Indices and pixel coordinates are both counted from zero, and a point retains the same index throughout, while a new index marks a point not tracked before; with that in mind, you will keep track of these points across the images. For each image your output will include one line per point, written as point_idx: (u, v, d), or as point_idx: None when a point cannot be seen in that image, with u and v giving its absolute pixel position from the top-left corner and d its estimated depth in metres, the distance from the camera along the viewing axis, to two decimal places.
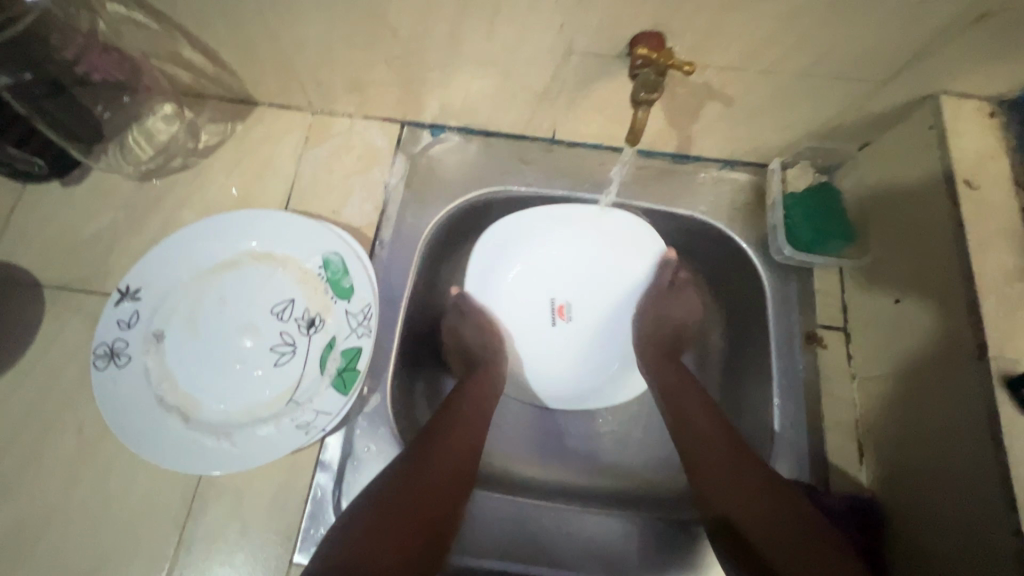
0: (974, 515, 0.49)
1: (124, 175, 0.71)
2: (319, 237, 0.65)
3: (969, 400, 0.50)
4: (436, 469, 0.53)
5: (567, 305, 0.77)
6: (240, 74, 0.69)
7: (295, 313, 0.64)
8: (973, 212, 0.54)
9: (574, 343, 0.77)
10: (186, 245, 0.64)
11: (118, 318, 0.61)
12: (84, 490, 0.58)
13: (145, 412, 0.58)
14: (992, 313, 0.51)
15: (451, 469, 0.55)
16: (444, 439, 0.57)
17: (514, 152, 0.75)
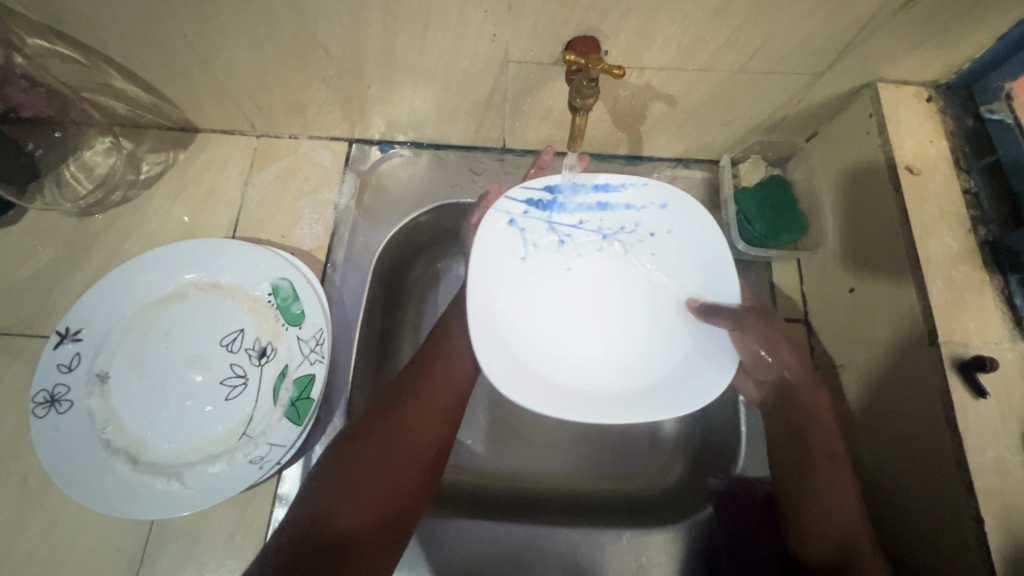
0: (938, 499, 0.48)
1: (64, 212, 0.69)
2: (268, 264, 0.63)
3: (925, 388, 0.49)
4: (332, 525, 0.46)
5: (523, 298, 0.56)
6: (177, 101, 0.67)
7: (245, 343, 0.62)
8: (916, 198, 0.54)
9: (515, 301, 0.55)
10: (131, 280, 0.62)
11: (59, 362, 0.58)
12: (31, 543, 0.55)
13: (90, 458, 0.55)
14: (941, 297, 0.50)
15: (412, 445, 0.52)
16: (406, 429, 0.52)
17: (466, 164, 0.74)
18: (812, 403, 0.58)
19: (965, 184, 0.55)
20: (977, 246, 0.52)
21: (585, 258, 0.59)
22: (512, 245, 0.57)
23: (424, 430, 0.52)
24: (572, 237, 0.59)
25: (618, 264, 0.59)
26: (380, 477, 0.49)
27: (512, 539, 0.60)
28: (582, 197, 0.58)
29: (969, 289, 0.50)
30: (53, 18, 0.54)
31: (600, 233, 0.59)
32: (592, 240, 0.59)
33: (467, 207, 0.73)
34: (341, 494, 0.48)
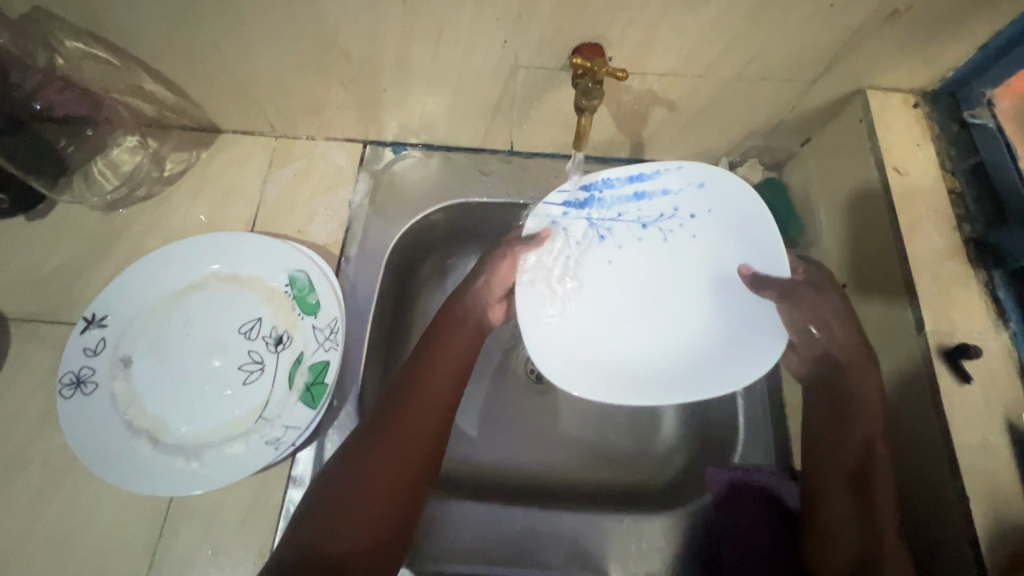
0: (926, 486, 0.50)
1: (89, 205, 0.72)
2: (286, 256, 0.67)
3: (913, 377, 0.51)
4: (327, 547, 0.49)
5: (575, 288, 0.64)
6: (202, 103, 0.71)
7: (263, 331, 0.64)
8: (904, 197, 0.57)
9: (570, 295, 0.64)
10: (155, 270, 0.66)
11: (84, 346, 0.61)
12: (50, 521, 0.57)
13: (113, 437, 0.58)
14: (929, 289, 0.53)
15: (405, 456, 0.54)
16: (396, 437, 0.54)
17: (475, 165, 0.77)
18: (863, 385, 0.55)
19: (950, 184, 0.58)
20: (962, 242, 0.55)
21: (627, 248, 0.65)
22: (563, 241, 0.65)
23: (420, 435, 0.55)
24: (614, 229, 0.65)
25: (660, 247, 0.65)
26: (376, 489, 0.51)
27: (513, 524, 0.61)
28: (622, 189, 0.63)
29: (955, 282, 0.53)
30: (92, 22, 0.57)
31: (643, 221, 0.65)
32: (633, 227, 0.65)
33: (475, 205, 0.76)
34: (338, 512, 0.50)
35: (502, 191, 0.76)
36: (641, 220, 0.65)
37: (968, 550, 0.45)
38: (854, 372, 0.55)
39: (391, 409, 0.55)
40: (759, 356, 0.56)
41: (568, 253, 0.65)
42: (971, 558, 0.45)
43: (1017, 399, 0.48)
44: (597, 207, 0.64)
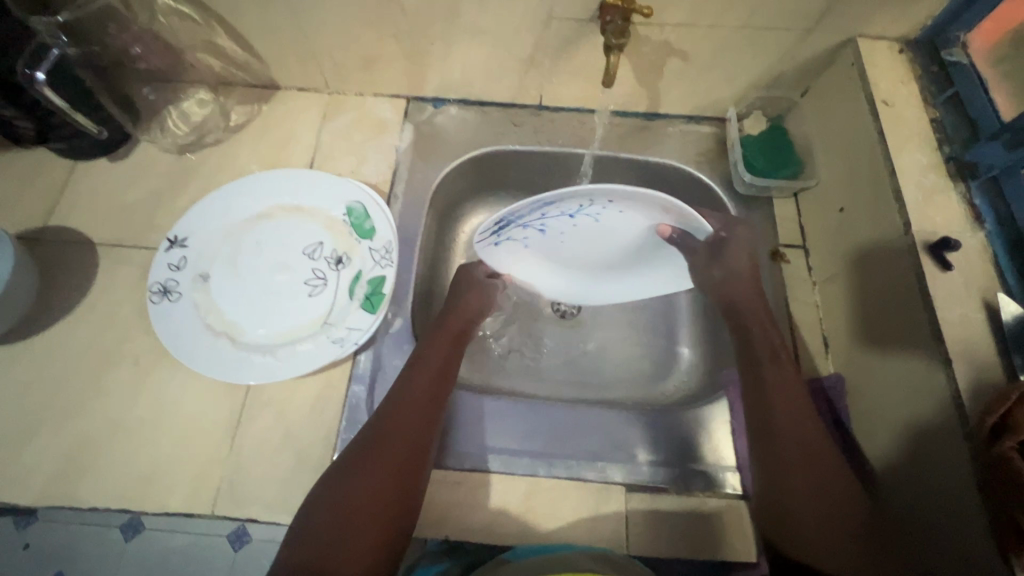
0: (913, 358, 0.57)
1: (163, 149, 0.80)
2: (344, 189, 0.75)
3: (902, 271, 0.59)
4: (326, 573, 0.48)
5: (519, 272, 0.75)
6: (267, 59, 0.80)
7: (324, 253, 0.72)
8: (891, 125, 0.65)
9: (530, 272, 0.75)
10: (228, 201, 0.74)
11: (169, 262, 0.69)
12: (142, 410, 0.64)
13: (197, 337, 0.65)
14: (914, 197, 0.61)
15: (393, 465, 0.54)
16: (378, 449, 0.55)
17: (507, 118, 0.86)
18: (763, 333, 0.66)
19: (932, 114, 0.66)
20: (944, 160, 0.63)
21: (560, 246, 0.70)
22: (515, 244, 0.68)
23: (396, 459, 0.54)
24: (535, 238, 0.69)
25: (596, 224, 0.64)
26: (355, 509, 0.51)
27: (554, 417, 0.67)
28: (534, 211, 0.59)
29: (937, 191, 0.61)
30: None
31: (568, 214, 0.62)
32: (563, 219, 0.63)
33: (508, 153, 0.84)
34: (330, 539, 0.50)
35: (533, 139, 0.84)
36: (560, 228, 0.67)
37: (948, 395, 0.52)
38: (750, 312, 0.68)
39: (373, 434, 0.56)
40: (656, 282, 0.73)
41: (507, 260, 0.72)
42: (953, 405, 0.52)
43: (991, 283, 0.56)
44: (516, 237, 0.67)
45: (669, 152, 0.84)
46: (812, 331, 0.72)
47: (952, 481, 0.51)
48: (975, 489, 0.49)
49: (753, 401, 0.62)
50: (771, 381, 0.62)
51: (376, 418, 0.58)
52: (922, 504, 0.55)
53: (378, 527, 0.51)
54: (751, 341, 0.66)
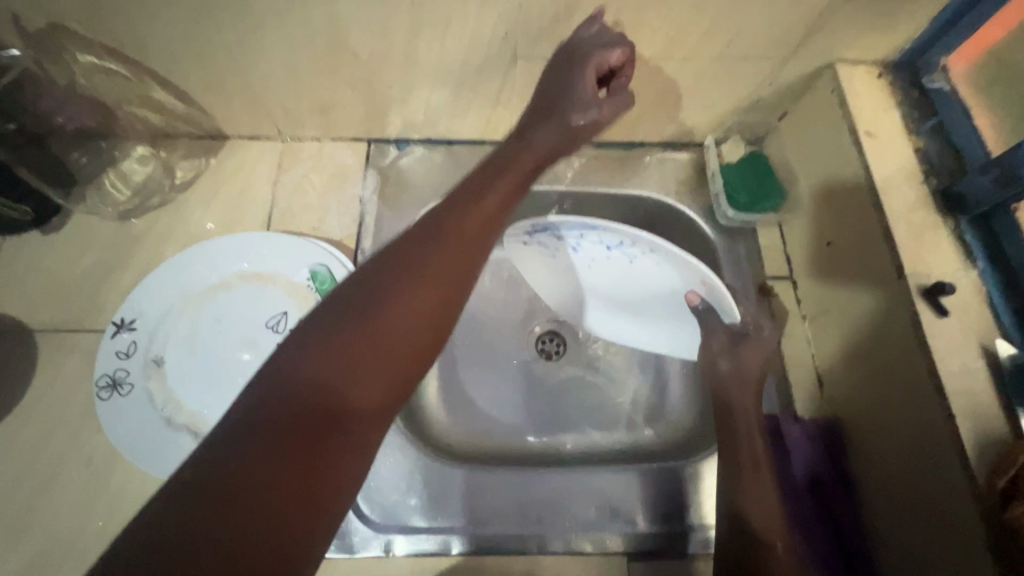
0: (912, 408, 0.55)
1: (104, 216, 0.74)
2: (306, 252, 0.69)
3: (897, 315, 0.57)
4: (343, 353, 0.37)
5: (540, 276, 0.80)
6: (211, 110, 0.73)
7: (289, 324, 0.67)
8: (876, 157, 0.63)
9: (548, 283, 0.80)
10: (179, 273, 0.68)
11: (116, 350, 0.63)
12: (101, 517, 0.59)
13: (154, 433, 0.60)
14: (905, 236, 0.59)
15: (386, 355, 0.39)
16: (364, 318, 0.39)
17: (477, 156, 0.81)
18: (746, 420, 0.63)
19: (917, 143, 0.64)
20: (931, 193, 0.61)
21: (593, 257, 0.74)
22: (541, 251, 0.76)
23: (404, 348, 0.40)
24: (580, 246, 0.73)
25: (626, 265, 0.74)
26: (395, 348, 0.39)
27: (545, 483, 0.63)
28: (575, 229, 0.71)
29: (926, 229, 0.59)
30: (108, 37, 0.60)
31: (579, 248, 0.74)
32: (595, 251, 0.74)
33: None
34: (342, 355, 0.37)
35: None
36: (599, 251, 0.73)
37: (953, 453, 0.50)
38: (742, 405, 0.64)
39: (377, 293, 0.41)
40: (669, 327, 0.76)
41: (534, 250, 0.76)
42: (959, 463, 0.50)
43: (987, 326, 0.54)
44: (567, 241, 0.73)
45: (647, 184, 0.81)
46: (805, 369, 0.70)
47: (959, 540, 0.50)
48: (983, 550, 0.48)
49: (730, 503, 0.60)
50: (753, 496, 0.59)
51: (423, 254, 0.43)
52: (926, 553, 0.54)
53: (396, 378, 0.39)
54: (733, 446, 0.62)
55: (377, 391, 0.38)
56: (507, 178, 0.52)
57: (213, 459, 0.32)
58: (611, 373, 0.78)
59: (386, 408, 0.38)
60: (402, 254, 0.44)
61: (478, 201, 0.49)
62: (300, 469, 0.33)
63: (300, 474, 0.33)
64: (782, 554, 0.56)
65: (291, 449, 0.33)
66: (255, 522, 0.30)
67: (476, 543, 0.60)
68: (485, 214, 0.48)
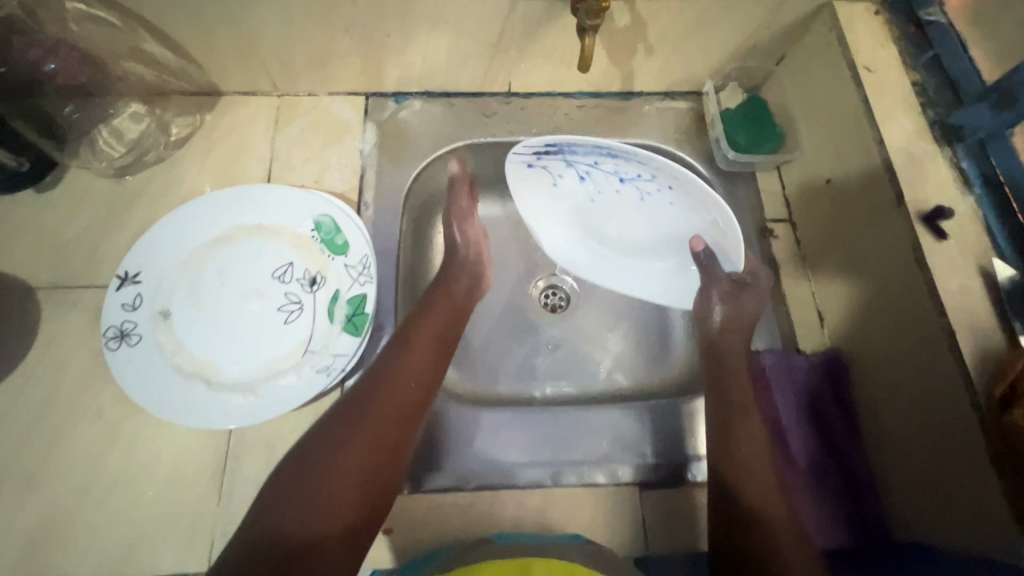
0: (915, 331, 0.57)
1: (98, 174, 0.72)
2: (310, 203, 0.69)
3: (898, 243, 0.59)
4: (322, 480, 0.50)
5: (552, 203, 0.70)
6: (205, 64, 0.72)
7: (296, 274, 0.67)
8: (875, 92, 0.63)
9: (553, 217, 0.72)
10: (181, 226, 0.67)
11: (122, 302, 0.62)
12: (113, 468, 0.58)
13: (166, 382, 0.60)
14: (905, 166, 0.60)
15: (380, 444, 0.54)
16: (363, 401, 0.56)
17: (476, 108, 0.81)
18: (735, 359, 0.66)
19: (914, 77, 0.64)
20: (928, 125, 0.62)
21: (609, 191, 0.65)
22: (546, 176, 0.66)
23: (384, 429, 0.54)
24: (591, 175, 0.64)
25: (637, 202, 0.65)
26: (387, 424, 0.55)
27: (551, 421, 0.65)
28: (590, 156, 0.60)
29: (925, 158, 0.60)
30: None
31: (587, 178, 0.65)
32: (603, 180, 0.64)
33: (481, 145, 0.79)
34: (341, 455, 0.52)
35: (505, 130, 0.80)
36: (617, 177, 0.62)
37: (955, 368, 0.52)
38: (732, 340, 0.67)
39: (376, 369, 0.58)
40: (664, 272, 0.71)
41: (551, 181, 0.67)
42: (961, 378, 0.51)
43: (984, 248, 0.56)
44: (590, 167, 0.63)
45: (647, 133, 0.81)
46: (806, 306, 0.72)
47: (960, 452, 0.52)
48: (984, 459, 0.50)
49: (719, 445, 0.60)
50: (743, 432, 0.60)
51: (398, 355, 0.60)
52: (926, 473, 0.56)
53: (371, 458, 0.53)
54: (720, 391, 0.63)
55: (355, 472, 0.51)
56: (453, 292, 0.68)
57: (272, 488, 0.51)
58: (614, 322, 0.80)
59: (368, 495, 0.51)
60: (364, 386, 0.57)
61: (436, 311, 0.65)
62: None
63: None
64: (771, 490, 0.57)
65: (301, 502, 0.49)
66: (297, 528, 0.48)
67: (488, 483, 0.61)
68: (431, 335, 0.62)
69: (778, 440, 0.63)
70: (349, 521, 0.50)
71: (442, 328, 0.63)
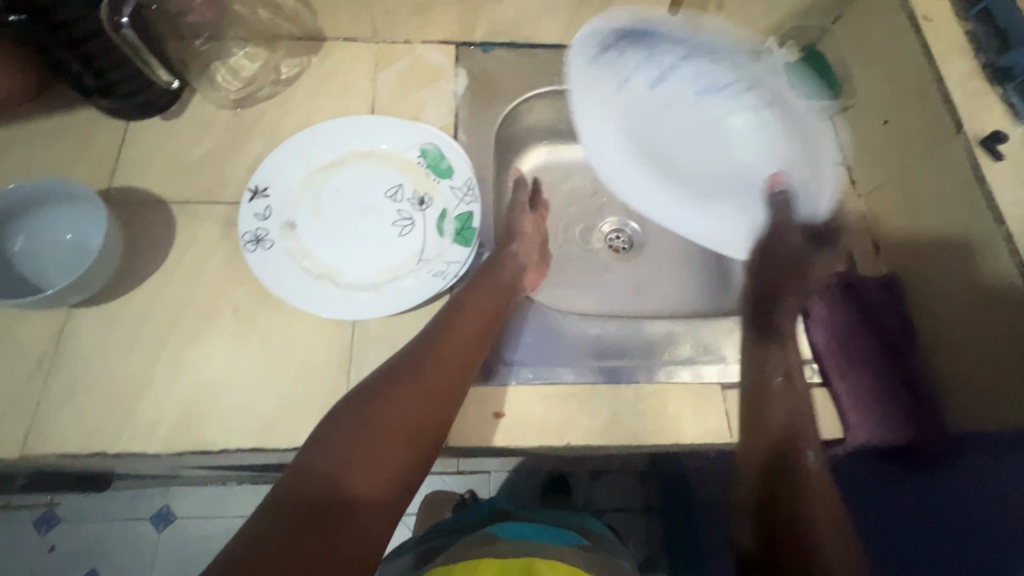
0: (972, 242, 0.65)
1: (218, 106, 0.79)
2: (416, 132, 0.76)
3: (959, 166, 0.66)
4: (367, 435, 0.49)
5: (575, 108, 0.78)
6: (318, 7, 0.79)
7: (406, 195, 0.73)
8: (933, 37, 0.71)
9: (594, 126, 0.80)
10: (300, 150, 0.74)
11: (254, 212, 0.69)
12: (253, 354, 0.64)
13: (298, 281, 0.66)
14: (962, 99, 0.67)
15: (432, 401, 0.54)
16: (416, 365, 0.56)
17: (556, 58, 0.88)
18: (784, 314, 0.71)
19: (966, 27, 0.72)
20: (981, 66, 0.69)
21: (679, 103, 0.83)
22: (609, 77, 0.80)
23: (436, 391, 0.55)
24: (666, 89, 0.83)
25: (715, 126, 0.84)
26: (436, 390, 0.55)
27: (607, 331, 0.72)
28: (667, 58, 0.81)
29: (979, 94, 0.67)
30: None
31: (657, 88, 0.82)
32: (682, 92, 0.83)
33: (561, 91, 0.87)
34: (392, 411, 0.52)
35: None
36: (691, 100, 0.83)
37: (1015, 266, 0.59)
38: (790, 285, 0.72)
39: (428, 338, 0.59)
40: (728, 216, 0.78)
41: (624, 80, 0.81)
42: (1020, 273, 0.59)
43: None
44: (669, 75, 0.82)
45: None
46: (863, 237, 0.79)
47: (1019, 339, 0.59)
48: None
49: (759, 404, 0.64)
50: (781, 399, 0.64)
51: (454, 325, 0.61)
52: (988, 367, 0.62)
53: (425, 416, 0.53)
54: (772, 364, 0.67)
55: (409, 428, 0.52)
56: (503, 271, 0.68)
57: (315, 443, 0.50)
58: (672, 257, 0.92)
59: (418, 452, 0.51)
60: (415, 348, 0.58)
61: (491, 286, 0.66)
62: (312, 548, 0.42)
63: (321, 538, 0.43)
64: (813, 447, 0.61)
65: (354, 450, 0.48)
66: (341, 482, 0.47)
67: (581, 378, 0.66)
68: (484, 309, 0.63)
69: (837, 360, 0.69)
70: (389, 479, 0.49)
71: (492, 305, 0.64)
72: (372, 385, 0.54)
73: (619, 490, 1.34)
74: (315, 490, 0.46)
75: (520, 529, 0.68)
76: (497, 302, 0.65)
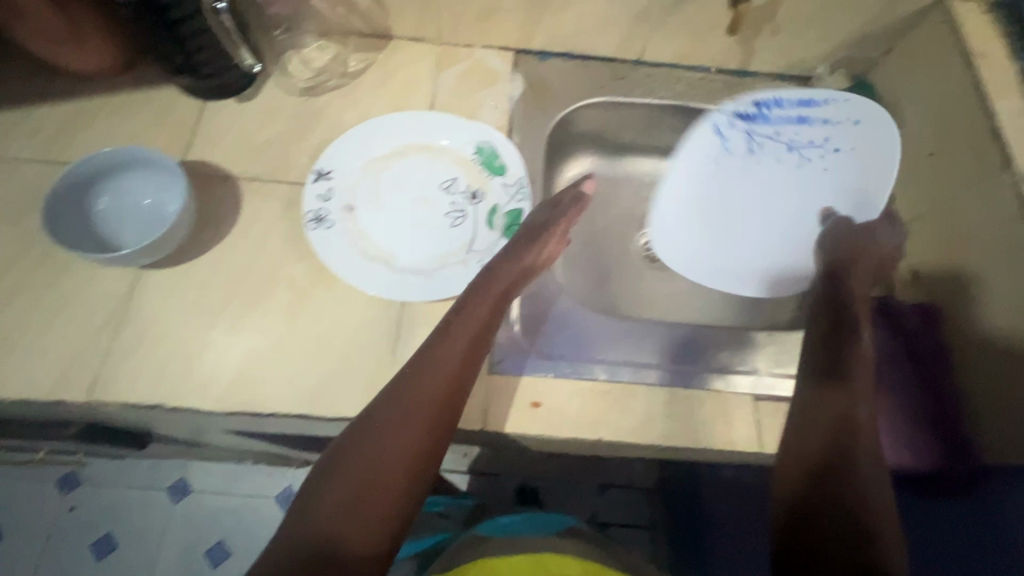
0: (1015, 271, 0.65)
1: (288, 93, 0.83)
2: (473, 130, 0.79)
3: (1006, 199, 0.67)
4: (360, 483, 0.50)
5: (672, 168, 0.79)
6: (389, 7, 0.83)
7: (459, 188, 0.77)
8: (985, 74, 0.73)
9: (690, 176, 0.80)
10: (362, 138, 0.78)
11: (318, 193, 0.73)
12: (306, 326, 0.68)
13: (355, 260, 0.70)
14: (1012, 135, 0.68)
15: (417, 435, 0.53)
16: (404, 398, 0.55)
17: (609, 72, 0.91)
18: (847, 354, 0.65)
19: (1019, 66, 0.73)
20: None
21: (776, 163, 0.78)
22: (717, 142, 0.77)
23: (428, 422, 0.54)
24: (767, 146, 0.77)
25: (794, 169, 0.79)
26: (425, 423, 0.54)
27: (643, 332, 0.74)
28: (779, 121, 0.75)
29: None
30: None
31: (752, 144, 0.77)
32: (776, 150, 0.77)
33: (610, 103, 0.90)
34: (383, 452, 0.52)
35: (635, 92, 0.90)
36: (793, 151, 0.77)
37: None
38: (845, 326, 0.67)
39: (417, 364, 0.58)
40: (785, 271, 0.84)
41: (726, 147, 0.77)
42: None
43: None
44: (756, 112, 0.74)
45: None
46: (903, 265, 0.80)
47: None
48: None
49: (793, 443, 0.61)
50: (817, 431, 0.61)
51: (443, 348, 0.59)
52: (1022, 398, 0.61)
53: (416, 450, 0.53)
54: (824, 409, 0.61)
55: (400, 464, 0.52)
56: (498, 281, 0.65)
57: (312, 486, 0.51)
58: None
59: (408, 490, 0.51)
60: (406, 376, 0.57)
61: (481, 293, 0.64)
62: None
63: None
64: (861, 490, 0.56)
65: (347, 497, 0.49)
66: (333, 534, 0.48)
67: (615, 376, 0.68)
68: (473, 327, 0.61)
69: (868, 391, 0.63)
70: (383, 521, 0.49)
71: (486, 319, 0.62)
72: (364, 421, 0.54)
73: (625, 501, 1.33)
74: (307, 544, 0.47)
75: (514, 525, 0.70)
76: (488, 313, 0.63)
